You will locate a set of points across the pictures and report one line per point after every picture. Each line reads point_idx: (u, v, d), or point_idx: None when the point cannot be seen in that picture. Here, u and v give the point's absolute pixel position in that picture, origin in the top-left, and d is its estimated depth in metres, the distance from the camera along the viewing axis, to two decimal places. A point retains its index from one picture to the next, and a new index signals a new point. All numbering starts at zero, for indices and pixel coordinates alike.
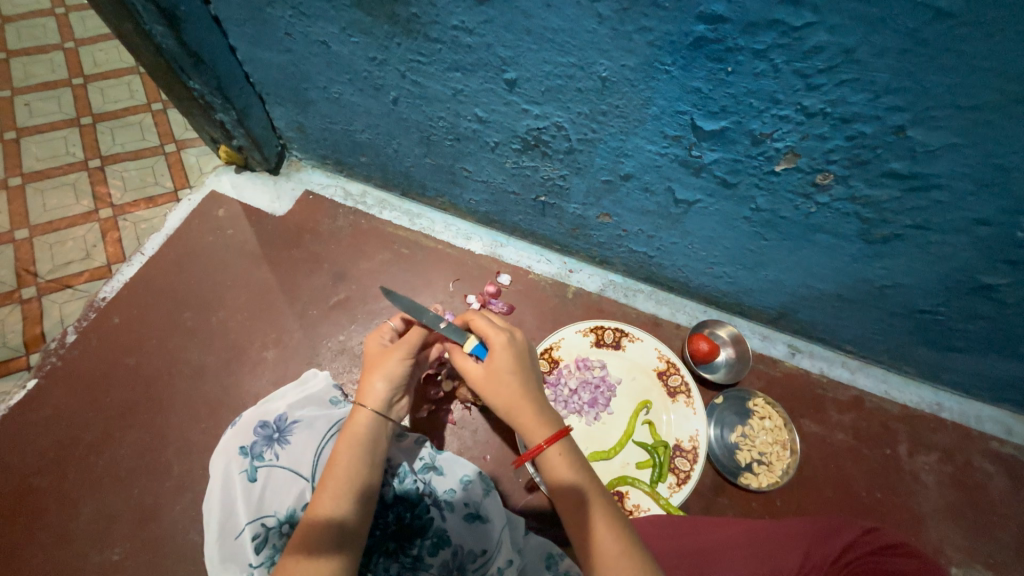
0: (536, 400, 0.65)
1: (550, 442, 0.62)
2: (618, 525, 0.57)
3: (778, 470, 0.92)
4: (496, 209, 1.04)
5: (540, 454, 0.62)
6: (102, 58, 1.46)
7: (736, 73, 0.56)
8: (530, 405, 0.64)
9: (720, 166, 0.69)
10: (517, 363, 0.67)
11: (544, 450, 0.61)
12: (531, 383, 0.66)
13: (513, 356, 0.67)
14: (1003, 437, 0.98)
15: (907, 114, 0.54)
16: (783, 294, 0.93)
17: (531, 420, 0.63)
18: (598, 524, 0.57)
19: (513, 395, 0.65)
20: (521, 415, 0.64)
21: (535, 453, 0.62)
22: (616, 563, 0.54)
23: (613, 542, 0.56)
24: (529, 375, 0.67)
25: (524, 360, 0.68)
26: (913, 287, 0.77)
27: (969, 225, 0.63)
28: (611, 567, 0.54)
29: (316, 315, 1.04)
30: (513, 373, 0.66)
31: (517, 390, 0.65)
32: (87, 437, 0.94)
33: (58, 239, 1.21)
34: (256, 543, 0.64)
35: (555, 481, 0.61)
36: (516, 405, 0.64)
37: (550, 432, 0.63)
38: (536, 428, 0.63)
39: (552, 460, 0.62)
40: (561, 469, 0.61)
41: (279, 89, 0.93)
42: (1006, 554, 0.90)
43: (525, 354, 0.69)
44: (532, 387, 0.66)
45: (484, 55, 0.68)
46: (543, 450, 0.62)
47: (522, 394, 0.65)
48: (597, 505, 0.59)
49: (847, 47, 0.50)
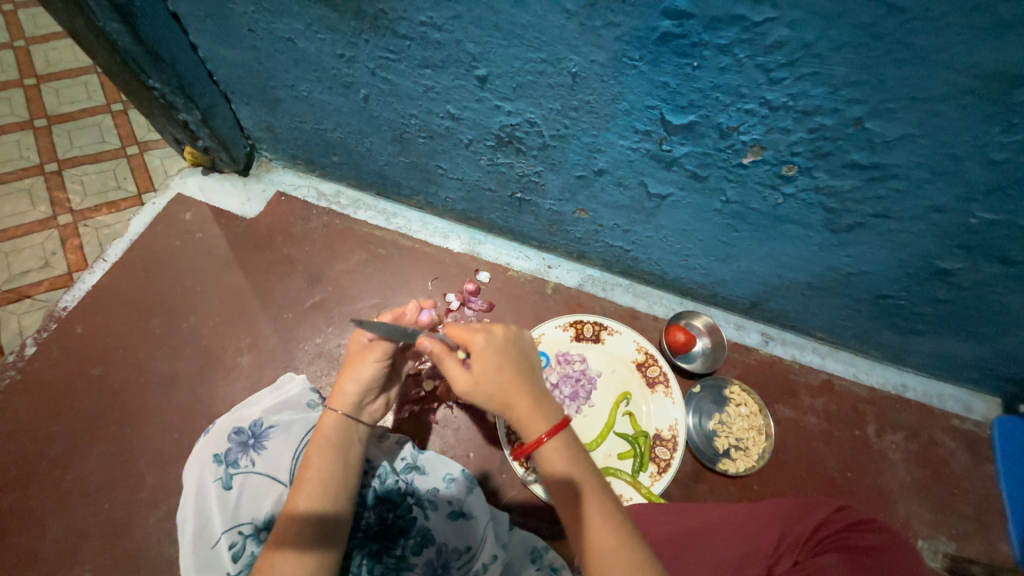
0: (532, 394, 0.64)
1: (548, 435, 0.61)
2: (614, 519, 0.58)
3: (754, 455, 0.95)
4: (472, 207, 1.03)
5: (538, 447, 0.62)
6: (55, 57, 1.40)
7: (702, 67, 0.57)
8: (526, 400, 0.63)
9: (690, 159, 0.70)
10: (504, 362, 0.65)
11: (541, 443, 0.61)
12: (523, 376, 0.65)
13: (496, 356, 0.65)
14: (963, 414, 1.03)
15: (864, 106, 0.56)
16: (755, 284, 0.95)
17: (528, 414, 0.63)
18: (592, 518, 0.57)
19: (506, 393, 0.63)
20: (518, 410, 0.63)
21: (532, 447, 0.62)
22: (609, 556, 0.55)
23: (607, 535, 0.56)
24: (521, 369, 0.65)
25: (511, 354, 0.66)
26: (875, 274, 0.80)
27: (925, 212, 0.66)
28: (604, 561, 0.55)
29: (292, 318, 1.02)
30: (501, 370, 0.64)
31: (509, 388, 0.63)
32: (53, 453, 0.91)
33: (14, 248, 1.15)
34: (234, 551, 0.63)
35: (551, 476, 0.62)
36: (512, 402, 0.63)
37: (548, 425, 0.62)
38: (532, 423, 0.62)
39: (547, 455, 0.62)
40: (557, 464, 0.61)
41: (245, 87, 0.91)
42: (967, 524, 0.95)
43: (511, 348, 0.67)
44: (525, 380, 0.65)
45: (455, 51, 0.67)
46: (540, 444, 0.61)
47: (514, 392, 0.63)
48: (589, 498, 0.59)
49: (806, 42, 0.51)
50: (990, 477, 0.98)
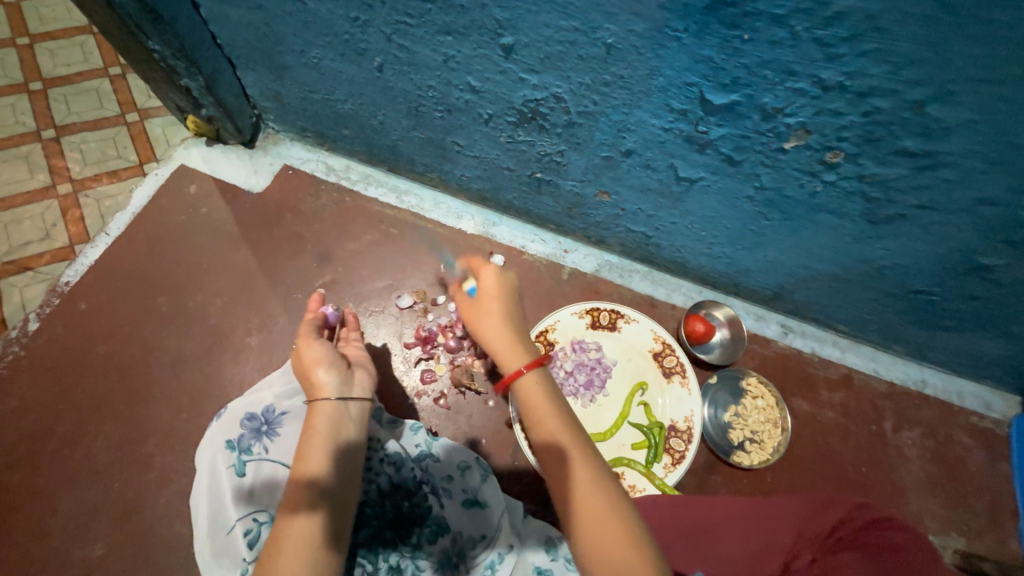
0: (516, 336, 0.71)
1: (526, 368, 0.67)
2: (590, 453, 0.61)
3: (769, 448, 0.93)
4: (489, 185, 0.99)
5: (516, 379, 0.67)
6: (48, 15, 1.32)
7: (751, 40, 0.52)
8: (510, 340, 0.71)
9: (726, 141, 0.66)
10: (502, 303, 0.74)
11: (520, 374, 0.67)
12: (514, 320, 0.73)
13: (497, 296, 0.75)
14: (982, 412, 1.02)
15: (926, 88, 0.51)
16: (780, 275, 0.92)
17: (510, 349, 0.70)
18: (572, 454, 0.60)
19: (494, 327, 0.72)
20: (501, 345, 0.70)
21: (512, 379, 0.67)
22: (585, 485, 0.58)
23: (582, 464, 0.59)
24: (514, 313, 0.74)
25: (509, 302, 0.75)
26: (910, 267, 0.77)
27: (974, 205, 0.62)
28: (576, 489, 0.58)
29: (301, 298, 1.00)
30: (498, 309, 0.73)
31: (497, 324, 0.72)
32: (60, 432, 0.90)
33: (14, 218, 1.12)
34: (248, 538, 0.62)
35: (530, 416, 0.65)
36: (497, 338, 0.71)
37: (526, 360, 0.68)
38: (512, 358, 0.69)
39: (526, 387, 0.66)
40: (534, 401, 0.65)
41: (252, 52, 0.85)
42: (978, 521, 0.94)
43: (510, 298, 0.76)
44: (514, 322, 0.73)
45: (479, 17, 0.62)
46: (519, 375, 0.67)
47: (502, 328, 0.72)
48: (570, 436, 0.62)
49: (872, 14, 0.46)
50: (1005, 476, 0.97)
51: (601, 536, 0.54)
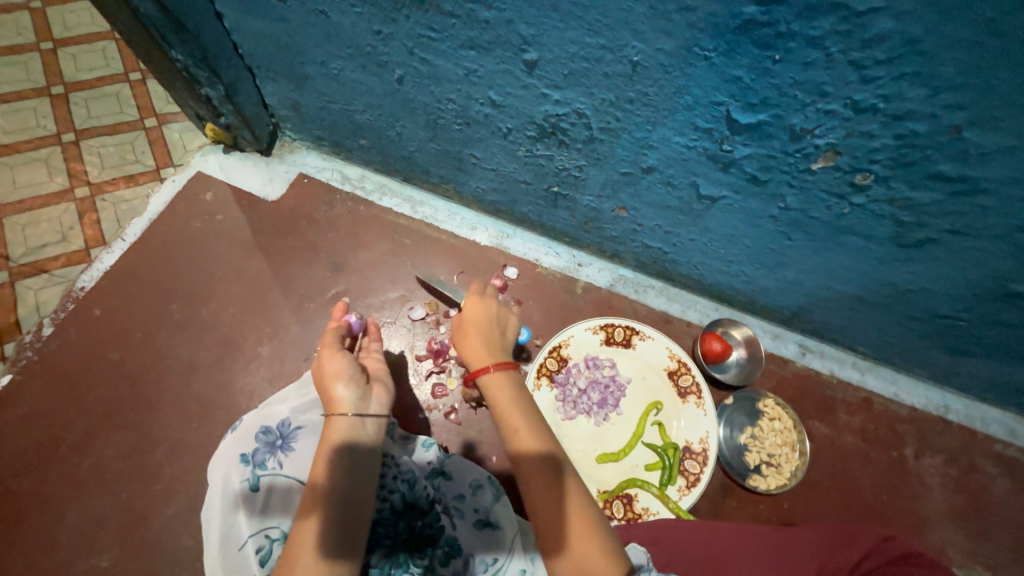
0: (491, 340, 0.71)
1: (495, 366, 0.68)
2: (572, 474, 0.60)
3: (787, 472, 0.91)
4: (504, 198, 0.98)
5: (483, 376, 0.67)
6: (72, 20, 1.34)
7: (784, 61, 0.51)
8: (484, 341, 0.71)
9: (751, 161, 0.65)
10: (483, 317, 0.74)
11: (487, 371, 0.67)
12: (489, 328, 0.73)
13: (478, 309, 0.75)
14: (1007, 440, 0.98)
15: (965, 113, 0.49)
16: (800, 295, 0.90)
17: (479, 350, 0.70)
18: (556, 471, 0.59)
19: (469, 331, 0.72)
20: (472, 344, 0.70)
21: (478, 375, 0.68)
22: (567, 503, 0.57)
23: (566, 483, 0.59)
24: (491, 325, 0.73)
25: (490, 317, 0.74)
26: (938, 291, 0.75)
27: (1010, 232, 0.60)
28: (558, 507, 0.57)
29: (313, 308, 0.99)
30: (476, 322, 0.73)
31: (471, 330, 0.72)
32: (70, 438, 0.89)
33: (32, 221, 1.13)
34: (261, 555, 0.60)
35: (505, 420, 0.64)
36: (470, 338, 0.71)
37: (497, 360, 0.69)
38: (483, 357, 0.69)
39: (495, 388, 0.66)
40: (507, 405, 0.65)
41: (272, 62, 0.85)
42: (1004, 555, 0.91)
43: (490, 313, 0.75)
44: (491, 332, 0.73)
45: (503, 32, 0.62)
46: (486, 371, 0.67)
47: (475, 331, 0.72)
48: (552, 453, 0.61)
49: (913, 37, 0.45)
50: None
51: (584, 552, 0.54)
